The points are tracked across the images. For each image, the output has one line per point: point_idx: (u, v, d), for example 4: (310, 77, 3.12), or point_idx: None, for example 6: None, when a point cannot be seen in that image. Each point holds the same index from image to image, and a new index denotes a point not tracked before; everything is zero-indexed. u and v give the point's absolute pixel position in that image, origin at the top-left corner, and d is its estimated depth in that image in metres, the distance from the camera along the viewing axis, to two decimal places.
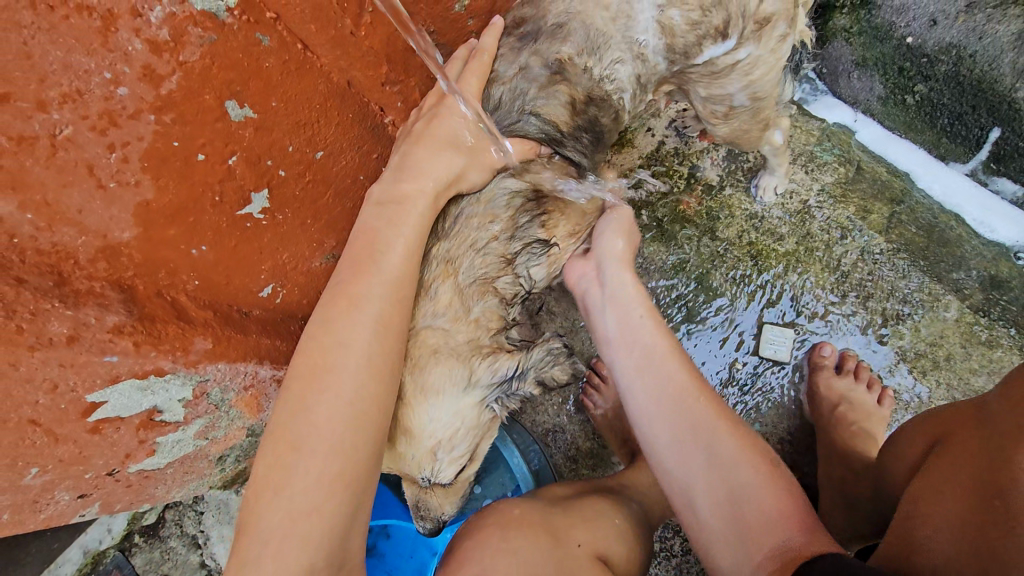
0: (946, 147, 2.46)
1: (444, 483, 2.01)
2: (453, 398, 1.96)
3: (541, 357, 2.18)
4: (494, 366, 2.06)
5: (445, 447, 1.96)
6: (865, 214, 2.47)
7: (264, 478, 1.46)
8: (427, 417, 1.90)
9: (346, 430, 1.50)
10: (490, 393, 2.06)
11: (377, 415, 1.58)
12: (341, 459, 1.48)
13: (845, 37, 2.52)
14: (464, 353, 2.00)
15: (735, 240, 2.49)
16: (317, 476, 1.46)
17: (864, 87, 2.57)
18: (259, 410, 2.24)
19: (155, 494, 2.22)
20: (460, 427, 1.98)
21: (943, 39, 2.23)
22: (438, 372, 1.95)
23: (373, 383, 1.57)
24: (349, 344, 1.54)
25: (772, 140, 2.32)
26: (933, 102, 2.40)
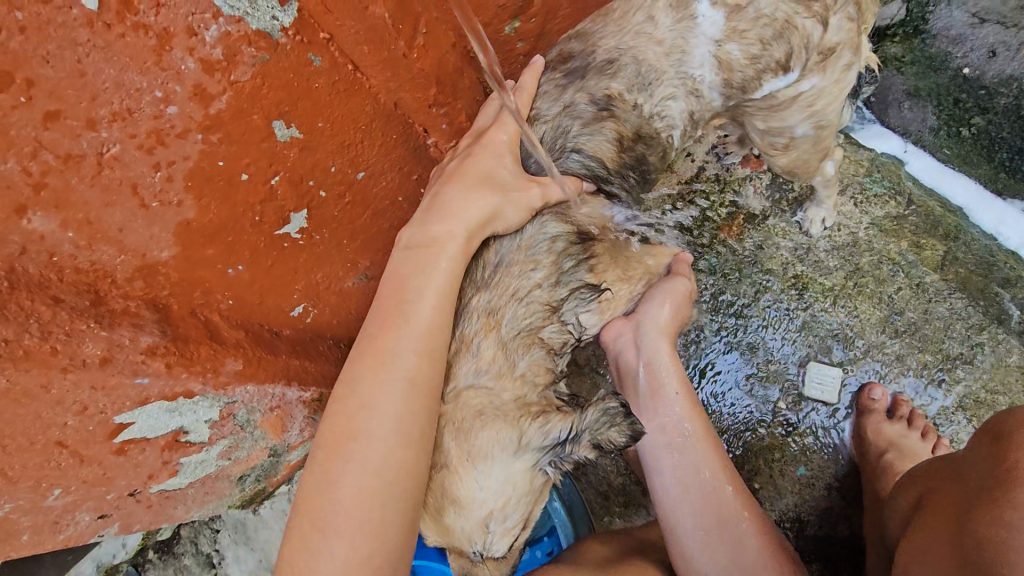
0: (1004, 182, 2.36)
1: (499, 558, 1.75)
2: (503, 464, 1.82)
3: (591, 415, 1.90)
4: (546, 428, 1.91)
5: (498, 517, 1.76)
6: (918, 250, 2.35)
7: (293, 556, 1.44)
8: (476, 486, 1.77)
9: (373, 506, 1.43)
10: (542, 453, 1.88)
11: (406, 481, 1.50)
12: (370, 539, 1.42)
13: (896, 66, 2.46)
14: (507, 412, 1.91)
15: (780, 273, 2.40)
16: (345, 558, 1.40)
17: (916, 117, 2.46)
18: (284, 432, 2.18)
19: (175, 514, 2.17)
20: (511, 496, 1.81)
21: (1004, 70, 2.24)
22: (484, 437, 1.83)
23: (401, 449, 1.50)
24: (374, 408, 1.48)
25: (824, 172, 2.23)
26: (992, 136, 2.33)
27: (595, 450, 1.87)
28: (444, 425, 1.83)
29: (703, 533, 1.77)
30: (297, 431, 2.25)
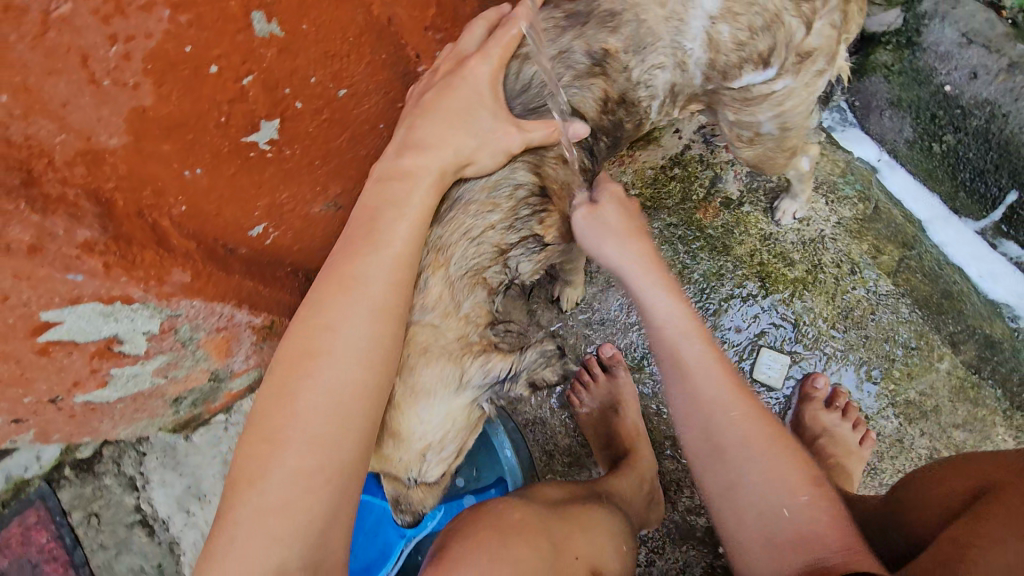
0: (962, 201, 2.48)
1: (432, 480, 1.90)
2: (444, 400, 1.87)
3: (533, 359, 2.04)
4: (482, 370, 1.94)
5: (435, 448, 1.86)
6: (876, 254, 2.41)
7: (243, 466, 1.35)
8: (418, 420, 1.80)
9: (327, 421, 1.36)
10: (479, 392, 1.95)
11: (366, 403, 1.43)
12: (321, 449, 1.35)
13: (884, 73, 2.50)
14: (451, 347, 1.89)
15: (746, 259, 2.44)
16: (295, 466, 1.33)
17: (894, 127, 2.55)
18: (228, 355, 2.15)
19: (99, 428, 2.06)
20: (449, 428, 1.90)
21: (981, 93, 2.28)
22: (429, 372, 1.84)
23: (360, 370, 1.42)
24: (338, 329, 1.41)
25: (799, 166, 2.24)
26: (959, 155, 2.42)
27: (530, 387, 2.06)
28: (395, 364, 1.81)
29: (714, 441, 1.50)
30: (243, 355, 2.22)
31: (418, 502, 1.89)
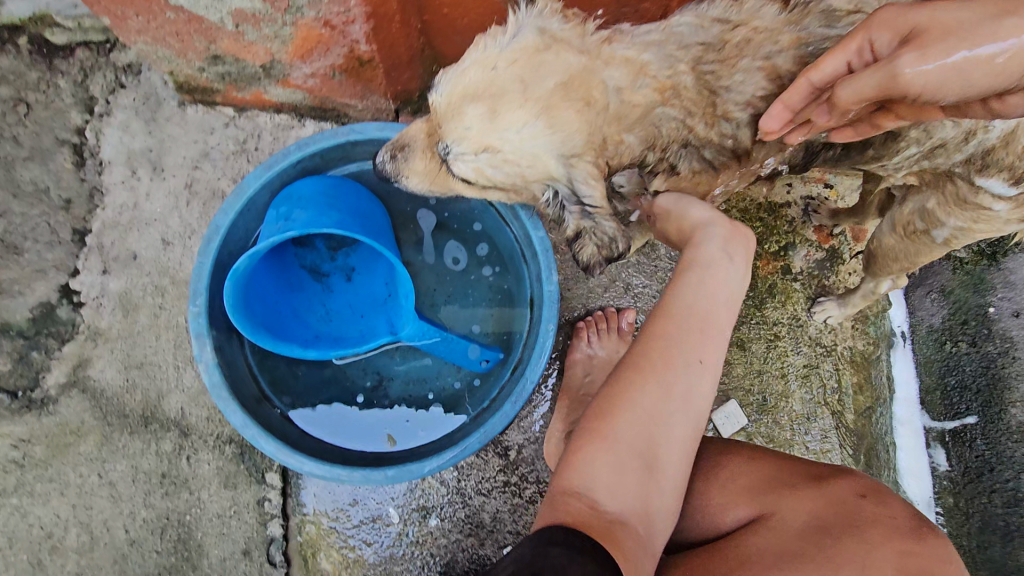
0: (933, 399, 2.58)
1: (446, 168, 1.43)
2: (548, 147, 1.35)
3: (610, 227, 1.51)
4: (584, 177, 1.42)
5: (495, 163, 1.36)
6: (859, 391, 2.40)
7: (584, 424, 1.37)
8: (518, 126, 1.31)
9: (665, 390, 1.31)
10: (566, 181, 1.43)
11: (688, 372, 1.33)
12: (656, 413, 1.30)
13: (954, 263, 2.56)
14: (598, 131, 1.41)
15: (768, 324, 2.42)
16: (630, 423, 1.30)
17: (931, 310, 2.61)
18: (301, 58, 1.87)
19: (124, 20, 1.74)
20: (524, 172, 1.40)
21: (1011, 332, 2.42)
22: (567, 118, 1.34)
23: (693, 344, 1.34)
24: (681, 302, 1.35)
25: (878, 284, 2.19)
26: (956, 363, 2.52)
27: (575, 233, 1.55)
28: (574, 138, 1.38)
29: None
30: (308, 69, 1.94)
31: (410, 172, 1.52)
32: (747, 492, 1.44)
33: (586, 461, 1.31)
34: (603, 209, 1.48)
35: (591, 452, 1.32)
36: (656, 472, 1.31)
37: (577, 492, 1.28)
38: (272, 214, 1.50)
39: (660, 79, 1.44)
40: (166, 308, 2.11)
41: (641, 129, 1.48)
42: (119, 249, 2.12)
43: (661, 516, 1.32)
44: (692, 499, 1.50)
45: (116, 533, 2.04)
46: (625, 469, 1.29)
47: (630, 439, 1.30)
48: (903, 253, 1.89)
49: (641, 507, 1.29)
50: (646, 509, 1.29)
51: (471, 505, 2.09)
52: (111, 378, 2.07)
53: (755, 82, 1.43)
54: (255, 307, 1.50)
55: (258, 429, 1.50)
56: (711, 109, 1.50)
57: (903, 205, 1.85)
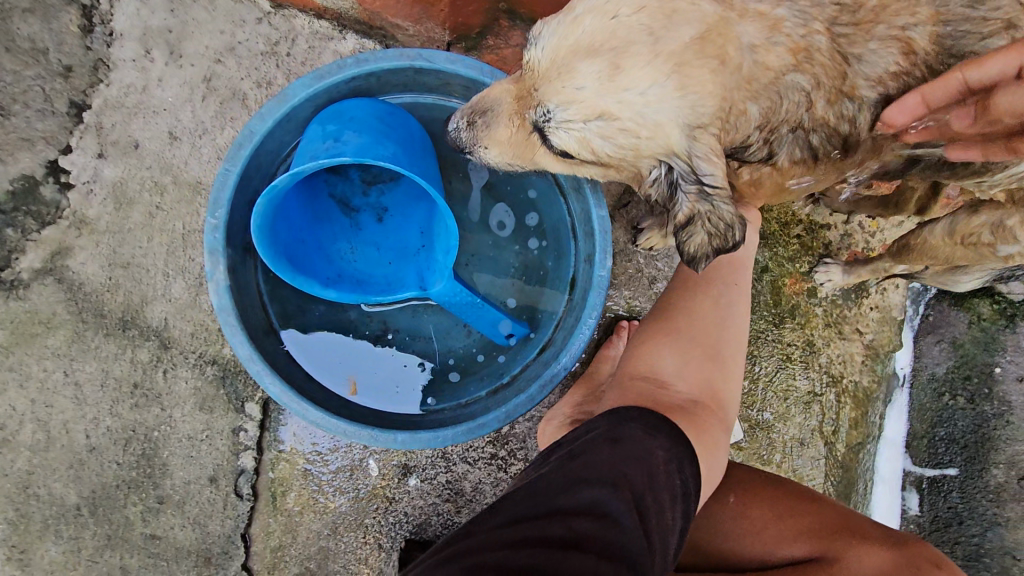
0: (919, 445, 2.47)
1: (540, 135, 1.40)
2: (673, 112, 1.29)
3: (727, 213, 1.35)
4: (705, 152, 1.34)
5: (609, 130, 1.30)
6: (854, 425, 2.37)
7: (652, 324, 1.59)
8: (639, 90, 1.25)
9: (718, 291, 1.59)
10: (686, 157, 1.36)
11: (734, 281, 1.62)
12: (713, 311, 1.55)
13: (972, 316, 2.37)
14: (728, 97, 1.33)
15: (782, 344, 2.33)
16: (691, 315, 1.54)
17: (936, 357, 2.43)
18: None
19: None
20: (643, 141, 1.34)
21: (1010, 396, 2.30)
22: (698, 80, 1.27)
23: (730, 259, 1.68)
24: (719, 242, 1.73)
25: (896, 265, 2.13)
26: (946, 416, 2.41)
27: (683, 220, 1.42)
28: (701, 108, 1.30)
29: None
30: None
31: (491, 141, 1.50)
32: (802, 531, 1.44)
33: (657, 348, 1.50)
34: (723, 190, 1.36)
35: (655, 345, 1.51)
36: (716, 359, 1.48)
37: (650, 372, 1.44)
38: (319, 130, 1.39)
39: (795, 38, 1.34)
40: (163, 209, 1.92)
41: (766, 98, 1.37)
42: (120, 133, 1.92)
43: (729, 402, 1.45)
44: (746, 521, 1.49)
45: (76, 437, 1.91)
46: (686, 352, 1.47)
47: (692, 327, 1.52)
48: (946, 256, 1.82)
49: (705, 385, 1.43)
50: (710, 388, 1.44)
51: (454, 471, 2.02)
52: (93, 272, 1.90)
53: (888, 55, 1.36)
54: (281, 229, 1.40)
55: (264, 365, 1.44)
56: (839, 83, 1.39)
57: (970, 214, 1.74)
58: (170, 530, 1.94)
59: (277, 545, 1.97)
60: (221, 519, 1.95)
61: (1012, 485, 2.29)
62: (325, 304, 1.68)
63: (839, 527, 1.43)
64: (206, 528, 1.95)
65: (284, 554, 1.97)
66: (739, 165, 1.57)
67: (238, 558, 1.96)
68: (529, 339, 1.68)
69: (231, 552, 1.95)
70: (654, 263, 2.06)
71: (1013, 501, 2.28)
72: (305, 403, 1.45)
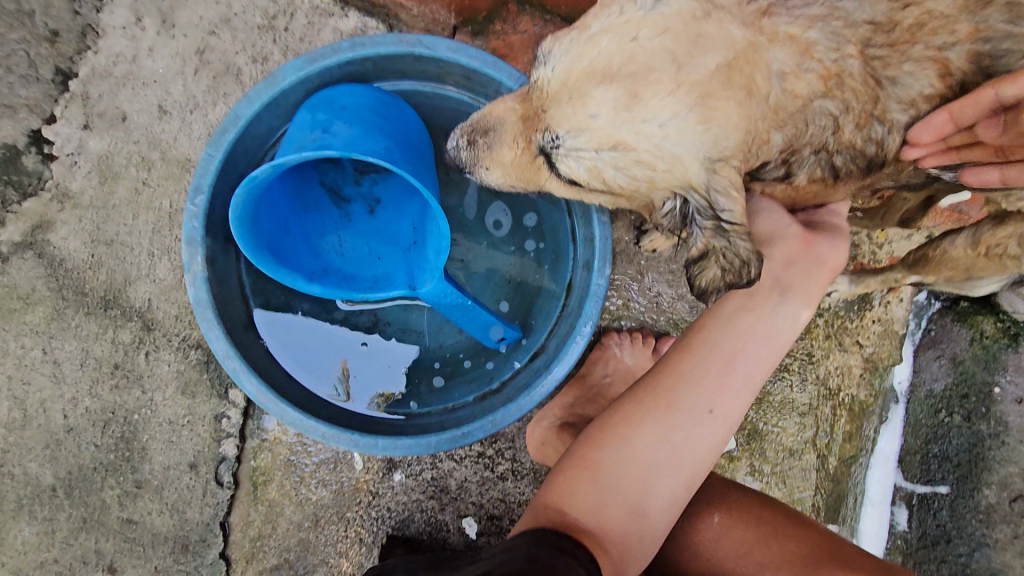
0: (911, 461, 2.38)
1: (547, 161, 1.33)
2: (693, 144, 1.23)
3: (744, 250, 1.27)
4: (725, 187, 1.28)
5: (624, 162, 1.24)
6: (848, 438, 2.34)
7: (590, 438, 1.36)
8: (658, 121, 1.19)
9: (678, 416, 1.31)
10: (704, 191, 1.29)
11: (697, 408, 1.31)
12: (650, 451, 1.29)
13: (974, 333, 2.31)
14: (752, 129, 1.27)
15: (781, 354, 2.29)
16: (625, 448, 1.30)
17: (935, 372, 2.37)
18: None
19: None
20: (660, 174, 1.27)
21: (1007, 417, 2.24)
22: (723, 114, 1.21)
23: (711, 373, 1.34)
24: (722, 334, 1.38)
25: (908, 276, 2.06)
26: (939, 433, 2.33)
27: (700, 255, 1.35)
28: (722, 141, 1.24)
29: None
30: None
31: (493, 162, 1.44)
32: (791, 558, 1.40)
33: (576, 480, 1.30)
34: (740, 227, 1.28)
35: (577, 479, 1.29)
36: (640, 513, 1.27)
37: (562, 508, 1.26)
38: (308, 119, 1.33)
39: (827, 63, 1.28)
40: (150, 185, 1.85)
41: (791, 126, 1.32)
42: (107, 105, 1.84)
43: (640, 554, 1.28)
44: (733, 540, 1.47)
45: (54, 416, 1.86)
46: (608, 500, 1.26)
47: (619, 466, 1.29)
48: (967, 268, 1.79)
49: (619, 535, 1.25)
50: (625, 541, 1.25)
51: (440, 469, 1.97)
52: (75, 249, 1.84)
53: (924, 78, 1.31)
54: (263, 220, 1.34)
55: (241, 362, 1.40)
56: (870, 107, 1.34)
57: (996, 225, 1.72)
58: (148, 515, 1.90)
59: (257, 534, 1.93)
60: (200, 506, 1.91)
61: (1003, 507, 2.22)
62: (313, 300, 1.63)
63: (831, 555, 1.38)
64: (184, 514, 1.91)
65: (263, 544, 1.94)
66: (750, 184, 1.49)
67: (215, 546, 1.92)
68: (521, 344, 1.63)
69: (209, 540, 1.92)
70: (655, 266, 1.99)
71: (1003, 523, 2.22)
72: (284, 405, 1.42)
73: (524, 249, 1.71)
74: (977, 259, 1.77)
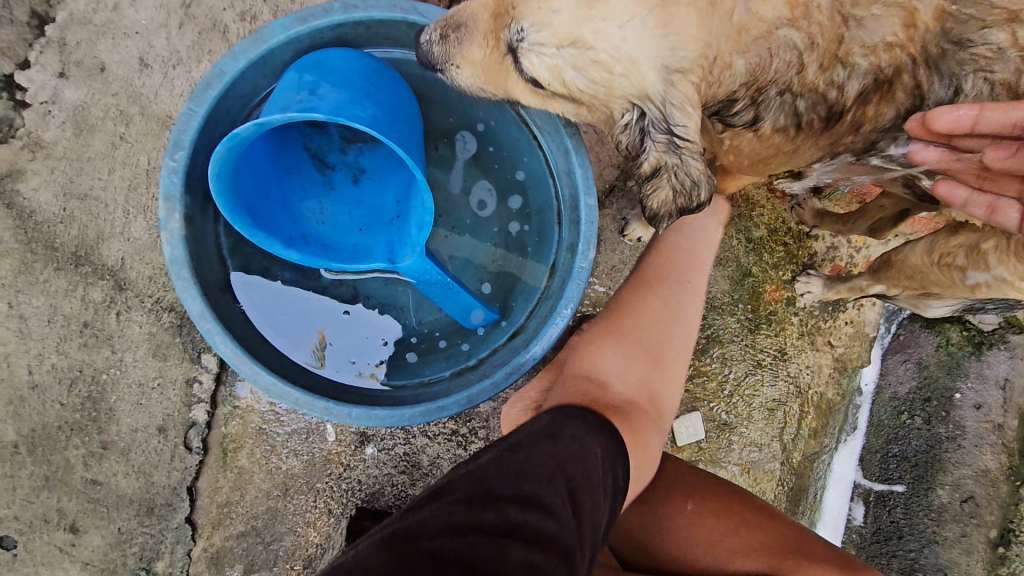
0: (872, 460, 2.48)
1: (513, 59, 1.32)
2: (652, 51, 1.25)
3: (695, 169, 1.35)
4: (681, 102, 1.31)
5: (580, 59, 1.24)
6: (812, 436, 2.39)
7: (605, 321, 1.60)
8: (618, 21, 1.20)
9: (671, 292, 1.63)
10: (659, 103, 1.32)
11: (682, 278, 1.67)
12: (651, 316, 1.59)
13: (940, 340, 2.37)
14: (713, 45, 1.30)
15: (755, 348, 2.32)
16: (636, 318, 1.59)
17: (901, 376, 2.44)
18: None
19: None
20: (617, 79, 1.27)
21: (965, 422, 2.29)
22: (679, 24, 1.23)
23: (682, 251, 1.72)
24: (683, 234, 1.75)
25: (869, 284, 2.04)
26: (898, 434, 2.42)
27: (651, 170, 1.42)
28: (675, 46, 1.25)
29: None
30: None
31: (463, 61, 1.40)
32: (756, 548, 1.45)
33: (600, 352, 1.53)
34: (693, 145, 1.35)
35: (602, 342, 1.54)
36: (657, 364, 1.53)
37: (594, 372, 1.47)
38: (294, 80, 1.30)
39: None
40: (127, 141, 1.79)
41: (755, 53, 1.35)
42: (85, 55, 1.77)
43: (663, 404, 1.49)
44: (700, 530, 1.50)
45: (18, 371, 1.82)
46: (629, 354, 1.52)
47: (633, 328, 1.58)
48: (922, 277, 1.76)
49: (644, 394, 1.46)
50: (648, 400, 1.47)
51: (413, 444, 1.98)
52: (46, 202, 1.78)
53: (890, 23, 1.32)
54: (243, 181, 1.33)
55: (215, 324, 1.38)
56: (834, 46, 1.36)
57: (950, 235, 1.68)
58: (112, 477, 1.88)
59: (224, 501, 1.92)
60: (168, 470, 1.90)
61: (954, 507, 2.28)
62: (294, 270, 1.62)
63: (791, 549, 1.46)
64: (151, 478, 1.89)
65: (230, 510, 1.93)
66: (722, 128, 1.61)
67: (182, 511, 1.91)
68: (499, 325, 1.63)
69: (175, 504, 1.90)
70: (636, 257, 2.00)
71: (952, 522, 2.28)
72: (257, 367, 1.40)
73: (508, 231, 1.71)
74: (931, 268, 1.72)
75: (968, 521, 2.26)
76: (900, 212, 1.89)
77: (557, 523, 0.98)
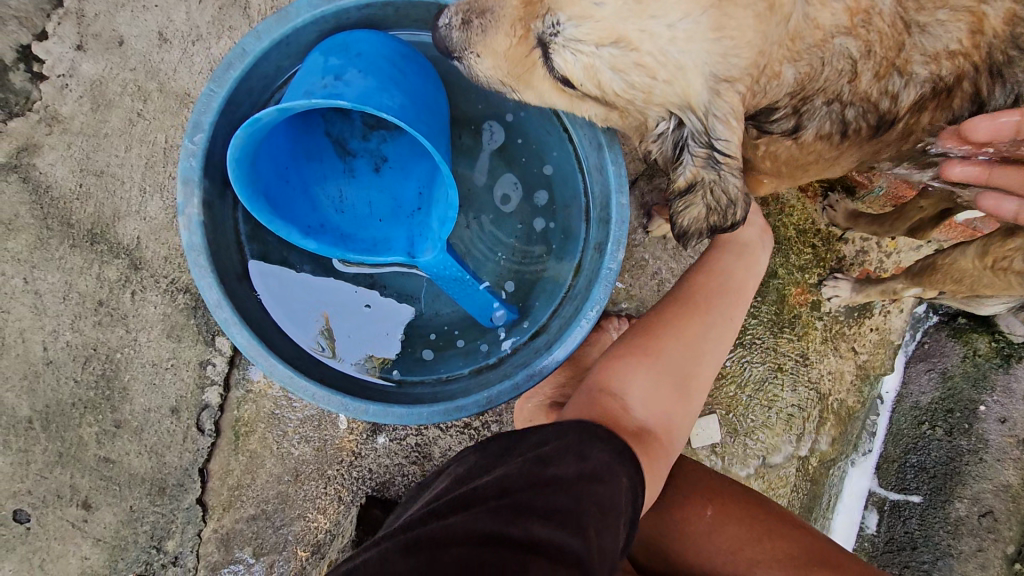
0: (890, 470, 2.39)
1: (543, 55, 1.25)
2: (697, 56, 1.17)
3: (733, 185, 1.27)
4: (724, 114, 1.24)
5: (621, 59, 1.17)
6: (830, 443, 2.34)
7: (638, 338, 1.44)
8: (665, 21, 1.13)
9: (713, 323, 1.48)
10: (702, 113, 1.25)
11: (727, 307, 1.52)
12: (691, 342, 1.44)
13: (966, 351, 2.30)
14: (766, 52, 1.23)
15: (776, 352, 2.26)
16: (673, 343, 1.42)
17: (923, 385, 2.36)
18: None
19: None
20: (658, 83, 1.21)
21: (987, 435, 2.25)
22: (734, 25, 1.16)
23: (731, 283, 1.56)
24: (731, 266, 1.59)
25: (906, 287, 1.99)
26: (919, 445, 2.35)
27: (683, 185, 1.35)
28: (725, 54, 1.18)
29: None
30: None
31: (486, 50, 1.34)
32: (782, 557, 1.42)
33: (627, 370, 1.38)
34: (734, 159, 1.27)
35: (632, 360, 1.39)
36: (688, 395, 1.39)
37: (619, 390, 1.33)
38: (320, 63, 1.25)
39: None
40: (144, 118, 1.75)
41: (806, 62, 1.28)
42: (104, 28, 1.72)
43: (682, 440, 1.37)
44: (723, 538, 1.46)
45: (33, 347, 1.81)
46: (661, 381, 1.37)
47: (669, 355, 1.41)
48: (974, 281, 1.71)
49: (668, 422, 1.34)
50: (673, 428, 1.35)
51: (424, 435, 1.96)
52: (62, 177, 1.75)
53: (956, 29, 1.27)
54: (263, 166, 1.29)
55: (232, 314, 1.35)
56: (894, 54, 1.29)
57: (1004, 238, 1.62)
58: (125, 455, 1.88)
59: (235, 483, 1.92)
60: (180, 451, 1.89)
61: (971, 521, 2.24)
62: (313, 261, 1.59)
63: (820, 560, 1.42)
64: (163, 458, 1.89)
65: (241, 493, 1.93)
66: (758, 135, 1.51)
67: (193, 492, 1.91)
68: (520, 325, 1.59)
69: (186, 485, 1.91)
70: (659, 254, 1.95)
71: (968, 536, 2.23)
72: (274, 360, 1.37)
73: (531, 227, 1.67)
74: (983, 272, 1.68)
75: (986, 535, 2.22)
76: (941, 212, 1.80)
77: (577, 534, 0.94)
